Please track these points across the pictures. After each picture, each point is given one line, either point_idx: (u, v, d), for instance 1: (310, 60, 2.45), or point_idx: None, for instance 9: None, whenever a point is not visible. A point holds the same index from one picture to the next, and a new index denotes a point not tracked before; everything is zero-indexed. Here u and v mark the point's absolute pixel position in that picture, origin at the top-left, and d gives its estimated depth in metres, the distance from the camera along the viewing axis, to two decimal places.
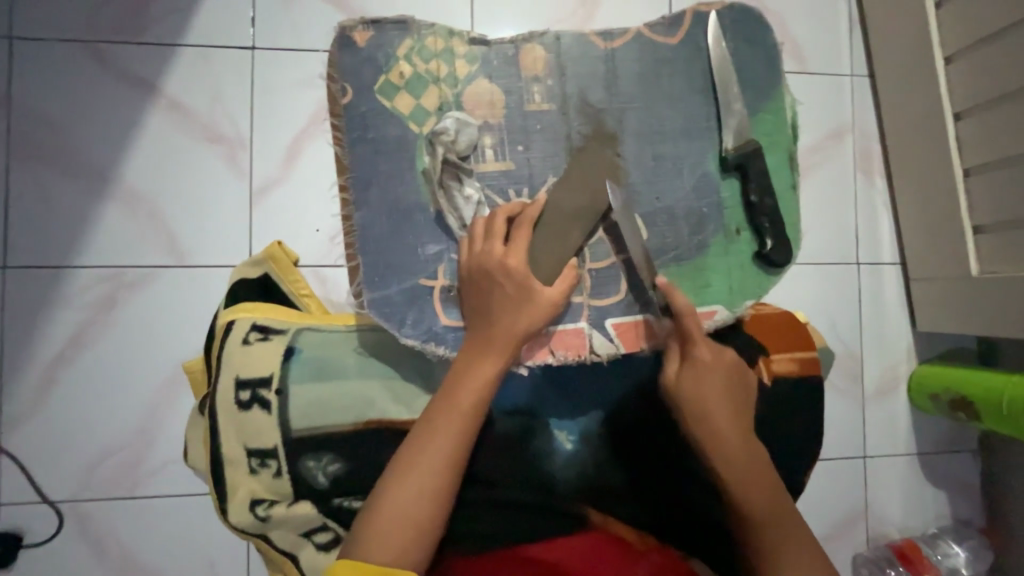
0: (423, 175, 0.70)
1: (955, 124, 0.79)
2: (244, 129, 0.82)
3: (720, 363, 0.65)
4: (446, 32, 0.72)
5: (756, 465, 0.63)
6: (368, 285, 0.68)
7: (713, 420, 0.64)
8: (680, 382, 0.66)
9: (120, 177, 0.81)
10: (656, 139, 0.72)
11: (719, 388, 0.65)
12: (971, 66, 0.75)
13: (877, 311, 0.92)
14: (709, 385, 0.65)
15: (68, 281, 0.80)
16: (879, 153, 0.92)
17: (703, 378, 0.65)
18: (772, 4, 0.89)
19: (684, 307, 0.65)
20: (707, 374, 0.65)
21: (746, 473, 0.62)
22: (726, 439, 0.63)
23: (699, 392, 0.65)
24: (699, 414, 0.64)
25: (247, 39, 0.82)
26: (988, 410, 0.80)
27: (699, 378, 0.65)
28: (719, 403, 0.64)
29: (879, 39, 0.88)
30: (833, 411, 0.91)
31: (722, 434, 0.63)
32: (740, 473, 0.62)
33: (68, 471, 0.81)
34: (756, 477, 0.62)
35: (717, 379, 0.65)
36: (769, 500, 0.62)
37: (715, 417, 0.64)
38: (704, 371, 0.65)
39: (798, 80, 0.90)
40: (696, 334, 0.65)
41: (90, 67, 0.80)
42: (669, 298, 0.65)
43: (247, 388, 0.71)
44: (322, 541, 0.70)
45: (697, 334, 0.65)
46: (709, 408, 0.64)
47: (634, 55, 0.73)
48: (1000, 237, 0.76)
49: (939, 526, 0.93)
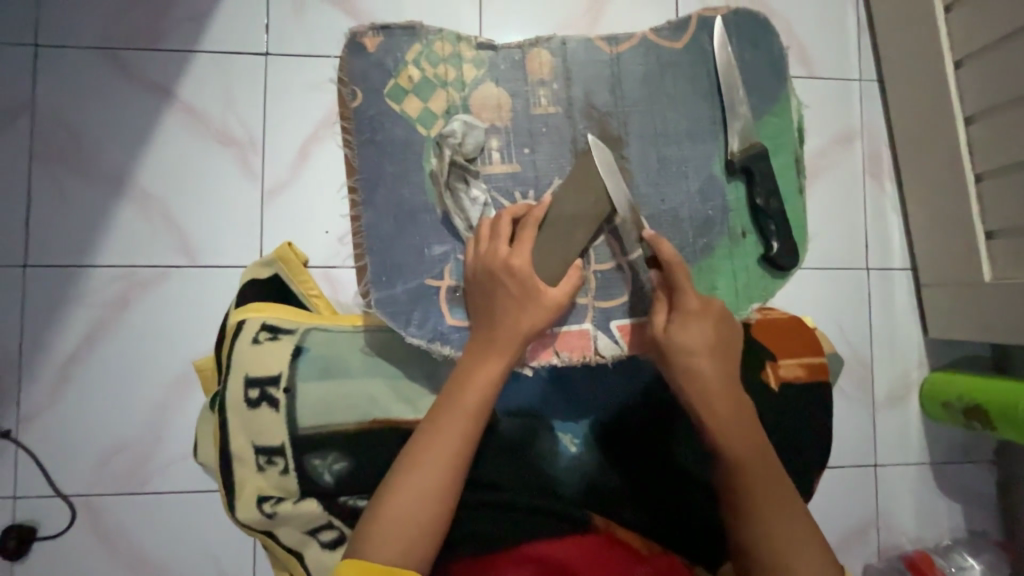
0: (430, 177, 0.71)
1: (966, 128, 0.78)
2: (258, 133, 0.84)
3: (709, 312, 0.64)
4: (454, 37, 0.73)
5: (743, 417, 0.61)
6: (375, 284, 0.69)
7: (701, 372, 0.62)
8: (670, 331, 0.64)
9: (137, 180, 0.83)
10: (661, 142, 0.73)
11: (706, 335, 0.63)
12: (981, 70, 0.75)
13: (889, 318, 0.91)
14: (696, 336, 0.63)
15: (86, 281, 0.82)
16: (890, 158, 0.91)
17: (690, 326, 0.63)
18: (780, 10, 0.89)
19: (669, 255, 0.64)
20: (693, 321, 0.63)
21: (730, 420, 0.61)
22: (714, 395, 0.62)
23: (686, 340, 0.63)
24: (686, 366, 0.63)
25: (262, 46, 0.84)
26: (1003, 418, 0.79)
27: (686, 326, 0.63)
28: (708, 358, 0.63)
29: (888, 44, 0.87)
30: (843, 418, 0.90)
31: (711, 388, 0.62)
32: (724, 418, 0.61)
33: (82, 466, 0.82)
34: (747, 436, 0.60)
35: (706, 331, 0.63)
36: (761, 463, 0.60)
37: (702, 369, 0.62)
38: (691, 319, 0.64)
39: (806, 85, 0.90)
40: (684, 283, 0.64)
41: (111, 74, 0.83)
42: (656, 249, 0.64)
43: (256, 387, 0.72)
44: (327, 539, 0.71)
45: (683, 281, 0.64)
46: (696, 360, 0.62)
47: (639, 60, 0.74)
48: (1012, 241, 0.75)
49: (954, 538, 0.91)
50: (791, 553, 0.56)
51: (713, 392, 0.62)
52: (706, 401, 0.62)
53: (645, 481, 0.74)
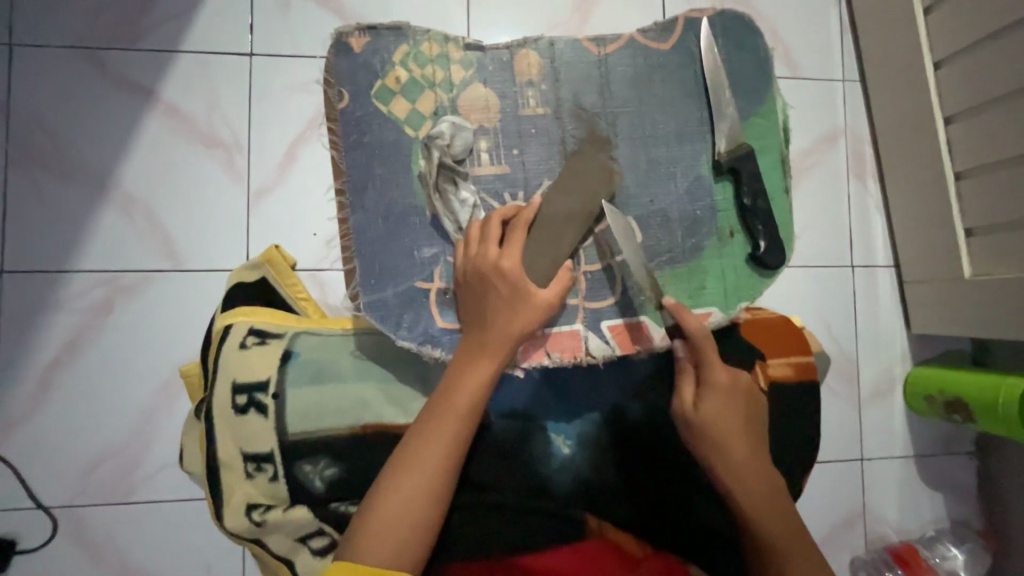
0: (418, 179, 0.70)
1: (945, 128, 0.80)
2: (242, 135, 0.83)
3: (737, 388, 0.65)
4: (441, 38, 0.72)
5: (770, 490, 0.63)
6: (364, 288, 0.69)
7: (732, 446, 0.63)
8: (701, 408, 0.65)
9: (118, 183, 0.81)
10: (650, 143, 0.73)
11: (734, 409, 0.65)
12: (960, 71, 0.76)
13: (872, 314, 0.92)
14: (727, 410, 0.64)
15: (65, 286, 0.80)
16: (872, 157, 0.93)
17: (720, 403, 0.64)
18: (763, 11, 0.90)
19: (695, 328, 0.65)
20: (725, 397, 0.65)
21: (760, 494, 0.63)
22: (746, 468, 0.63)
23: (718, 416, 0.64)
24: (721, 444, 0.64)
25: (245, 46, 0.83)
26: (982, 410, 0.81)
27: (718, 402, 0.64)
28: (737, 429, 0.64)
29: (870, 45, 0.89)
30: (830, 414, 0.91)
31: (742, 462, 0.63)
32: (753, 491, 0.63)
33: (64, 476, 0.80)
34: (773, 507, 0.63)
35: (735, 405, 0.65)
36: (788, 532, 0.62)
37: (733, 444, 0.63)
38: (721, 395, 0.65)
39: (790, 85, 0.91)
40: (711, 356, 0.65)
41: (89, 74, 0.81)
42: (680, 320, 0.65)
43: (244, 393, 0.71)
44: (318, 546, 0.70)
45: (709, 353, 0.65)
46: (728, 438, 0.64)
47: (627, 60, 0.74)
48: (991, 239, 0.76)
49: (937, 529, 0.93)
50: None
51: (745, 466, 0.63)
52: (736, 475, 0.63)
53: (637, 480, 0.74)
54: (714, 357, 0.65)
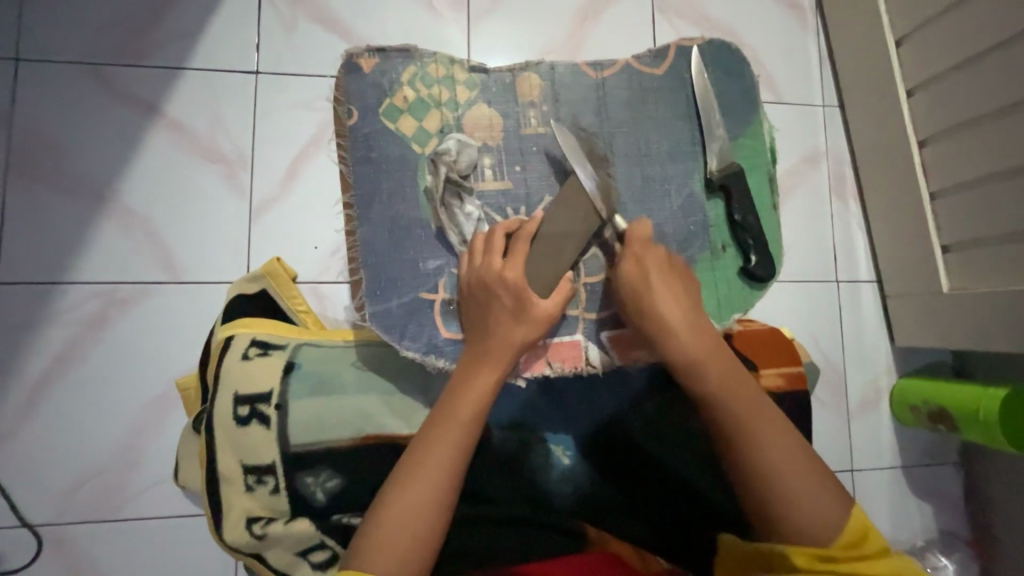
0: (425, 194, 0.72)
1: (920, 150, 0.85)
2: (245, 150, 0.85)
3: (668, 269, 0.65)
4: (447, 60, 0.76)
5: (761, 411, 0.59)
6: (370, 298, 0.70)
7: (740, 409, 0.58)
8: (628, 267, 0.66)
9: (118, 196, 0.82)
10: (645, 162, 0.76)
11: (660, 279, 0.64)
12: (930, 98, 0.82)
13: (857, 328, 0.96)
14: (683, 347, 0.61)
15: (61, 298, 0.80)
16: (852, 178, 0.97)
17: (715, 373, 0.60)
18: (747, 39, 0.96)
19: (639, 231, 0.67)
20: (702, 355, 0.61)
21: (745, 403, 0.59)
22: (751, 410, 0.58)
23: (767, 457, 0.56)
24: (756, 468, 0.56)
25: (252, 64, 0.85)
26: (965, 420, 0.84)
27: (701, 360, 0.60)
28: (752, 402, 0.59)
29: (847, 73, 0.94)
30: (820, 425, 0.94)
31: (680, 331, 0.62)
32: (732, 397, 0.59)
33: (52, 491, 0.79)
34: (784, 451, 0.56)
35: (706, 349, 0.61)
36: (740, 401, 0.59)
37: (732, 405, 0.58)
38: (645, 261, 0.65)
39: (773, 109, 0.96)
40: (638, 242, 0.66)
41: (95, 89, 0.82)
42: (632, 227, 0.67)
43: (246, 404, 0.71)
44: (317, 561, 0.68)
45: (648, 255, 0.66)
46: (654, 300, 0.63)
47: (623, 83, 0.78)
48: (967, 253, 0.81)
49: (927, 539, 0.95)
50: (786, 486, 0.55)
51: (793, 481, 0.55)
52: (789, 501, 0.55)
53: (640, 492, 0.75)
54: (641, 243, 0.66)
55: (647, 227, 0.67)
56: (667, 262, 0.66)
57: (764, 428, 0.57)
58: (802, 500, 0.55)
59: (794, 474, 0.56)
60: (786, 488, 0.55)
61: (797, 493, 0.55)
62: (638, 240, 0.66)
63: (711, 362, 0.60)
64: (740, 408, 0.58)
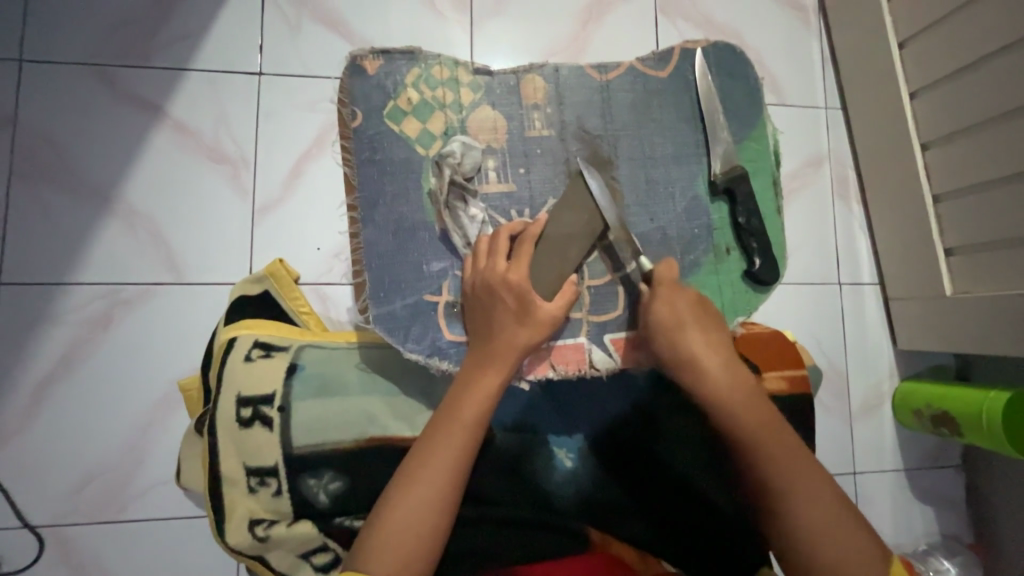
0: (428, 196, 0.72)
1: (923, 153, 0.85)
2: (249, 151, 0.85)
3: (698, 311, 0.67)
4: (451, 62, 0.76)
5: (792, 454, 0.59)
6: (373, 301, 0.70)
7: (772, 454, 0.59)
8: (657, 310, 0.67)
9: (122, 197, 0.82)
10: (649, 165, 0.76)
11: (691, 321, 0.65)
12: (934, 102, 0.82)
13: (859, 330, 0.96)
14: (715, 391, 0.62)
15: (63, 299, 0.80)
16: (855, 181, 0.97)
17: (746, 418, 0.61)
18: (750, 42, 0.96)
19: (665, 270, 0.68)
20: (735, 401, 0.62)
21: (775, 446, 0.60)
22: (785, 459, 0.59)
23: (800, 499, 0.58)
24: (790, 511, 0.57)
25: (255, 65, 0.85)
26: (967, 424, 0.84)
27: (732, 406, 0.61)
28: (782, 446, 0.60)
29: (851, 76, 0.94)
30: (822, 427, 0.94)
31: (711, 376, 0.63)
32: (766, 442, 0.60)
33: (54, 492, 0.79)
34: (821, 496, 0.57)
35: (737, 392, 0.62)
36: (772, 445, 0.60)
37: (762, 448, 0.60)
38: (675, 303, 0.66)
39: (776, 112, 0.96)
40: (668, 285, 0.67)
41: (98, 89, 0.82)
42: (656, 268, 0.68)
43: (249, 405, 0.71)
44: (321, 562, 0.70)
45: (678, 298, 0.67)
46: (684, 343, 0.65)
47: (628, 86, 0.78)
48: (970, 258, 0.81)
49: (929, 542, 0.95)
50: (820, 530, 0.56)
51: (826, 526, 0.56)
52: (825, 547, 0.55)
53: (644, 493, 0.74)
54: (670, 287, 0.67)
55: (673, 267, 0.69)
56: (697, 304, 0.67)
57: (797, 475, 0.58)
58: (836, 545, 0.55)
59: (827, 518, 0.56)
60: (820, 533, 0.56)
61: (831, 543, 0.55)
62: (667, 282, 0.68)
63: (744, 407, 0.61)
64: (771, 452, 0.59)
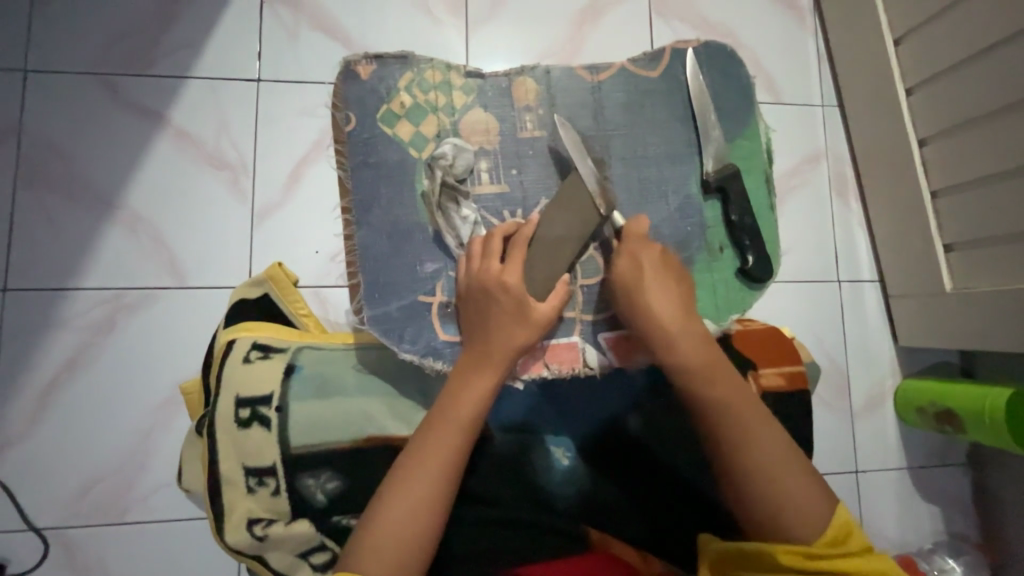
0: (422, 197, 0.73)
1: (921, 149, 0.84)
2: (248, 157, 0.86)
3: (661, 267, 0.66)
4: (444, 65, 0.77)
5: (748, 409, 0.61)
6: (368, 301, 0.71)
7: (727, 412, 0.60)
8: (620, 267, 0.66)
9: (125, 204, 0.84)
10: (642, 164, 0.77)
11: (653, 278, 0.65)
12: (931, 97, 0.81)
13: (860, 328, 0.95)
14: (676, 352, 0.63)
15: (68, 304, 0.82)
16: (854, 178, 0.97)
17: (705, 378, 0.62)
18: (745, 41, 0.96)
19: (635, 228, 0.67)
20: (693, 358, 0.62)
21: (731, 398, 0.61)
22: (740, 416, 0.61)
23: (770, 467, 0.58)
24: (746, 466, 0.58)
25: (253, 72, 0.87)
26: (971, 421, 0.83)
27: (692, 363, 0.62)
28: (738, 400, 0.61)
29: (847, 73, 0.94)
30: (824, 426, 0.93)
31: (672, 335, 0.63)
32: (721, 397, 0.61)
33: (60, 494, 0.80)
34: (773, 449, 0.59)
35: (698, 351, 0.63)
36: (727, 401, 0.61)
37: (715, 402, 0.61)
38: (638, 260, 0.66)
39: (772, 110, 0.96)
40: (635, 246, 0.66)
41: (102, 99, 0.84)
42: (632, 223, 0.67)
43: (247, 406, 0.72)
44: (319, 562, 0.70)
45: (643, 254, 0.66)
46: (644, 300, 0.64)
47: (619, 86, 0.78)
48: (970, 253, 0.80)
49: (934, 542, 0.94)
50: (770, 479, 0.58)
51: (778, 477, 0.58)
52: (775, 499, 0.57)
53: (640, 491, 0.75)
54: (637, 246, 0.66)
55: (643, 223, 0.68)
56: (662, 261, 0.66)
57: (753, 432, 0.60)
58: (785, 494, 0.57)
59: (779, 472, 0.58)
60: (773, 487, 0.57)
61: (779, 494, 0.57)
62: (634, 239, 0.67)
63: (702, 365, 0.62)
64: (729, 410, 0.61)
